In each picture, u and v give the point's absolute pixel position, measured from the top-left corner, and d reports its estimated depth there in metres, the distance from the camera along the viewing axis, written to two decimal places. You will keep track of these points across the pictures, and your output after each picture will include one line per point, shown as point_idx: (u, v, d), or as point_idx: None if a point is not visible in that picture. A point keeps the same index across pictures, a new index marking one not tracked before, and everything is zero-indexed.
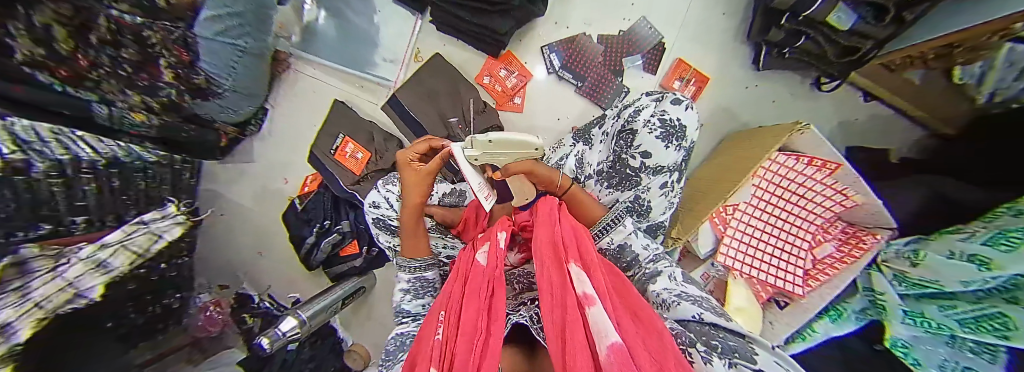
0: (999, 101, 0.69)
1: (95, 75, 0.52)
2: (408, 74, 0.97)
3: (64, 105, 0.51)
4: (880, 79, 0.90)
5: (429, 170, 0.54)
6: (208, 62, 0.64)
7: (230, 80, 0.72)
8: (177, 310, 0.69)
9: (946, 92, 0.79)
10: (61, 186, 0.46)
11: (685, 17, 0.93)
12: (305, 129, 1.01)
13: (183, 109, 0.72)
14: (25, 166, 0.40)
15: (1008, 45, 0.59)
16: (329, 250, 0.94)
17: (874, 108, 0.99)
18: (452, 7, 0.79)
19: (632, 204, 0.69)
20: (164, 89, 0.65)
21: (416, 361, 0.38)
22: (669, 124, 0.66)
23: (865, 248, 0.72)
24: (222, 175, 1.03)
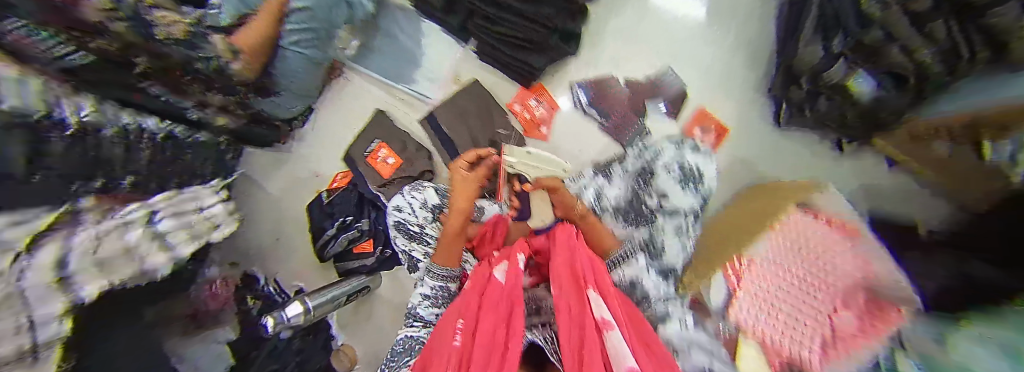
0: None
1: (189, 81, 0.60)
2: (446, 94, 1.05)
3: (162, 111, 0.60)
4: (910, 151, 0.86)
5: (472, 177, 0.70)
6: (280, 67, 0.77)
7: (290, 81, 0.83)
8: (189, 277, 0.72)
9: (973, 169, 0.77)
10: (123, 148, 0.51)
11: (709, 70, 0.99)
12: (344, 131, 1.08)
13: (251, 106, 0.80)
14: (95, 128, 0.46)
15: None
16: (345, 244, 0.98)
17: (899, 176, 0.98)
18: (493, 41, 0.88)
19: (646, 242, 0.68)
20: (238, 88, 0.71)
21: (430, 365, 0.39)
22: (687, 169, 0.75)
23: (893, 319, 0.63)
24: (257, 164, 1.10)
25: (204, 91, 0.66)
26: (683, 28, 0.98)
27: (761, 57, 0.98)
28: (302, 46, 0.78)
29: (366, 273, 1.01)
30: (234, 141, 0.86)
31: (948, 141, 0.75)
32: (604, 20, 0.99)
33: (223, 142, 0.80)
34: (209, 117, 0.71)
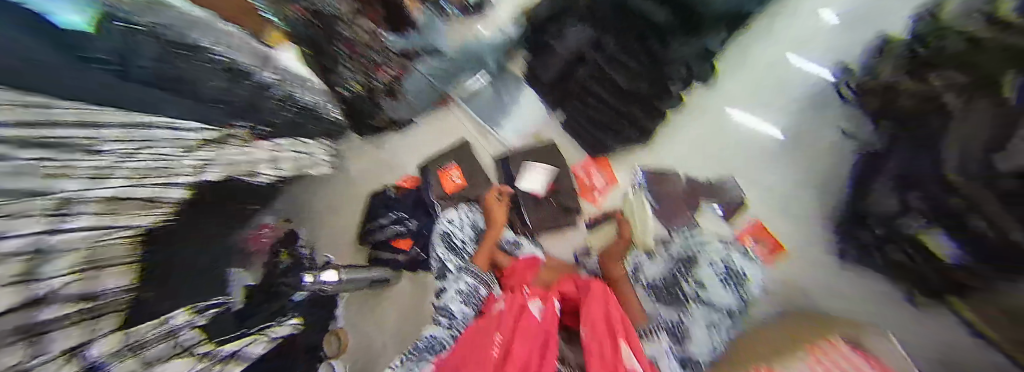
0: None
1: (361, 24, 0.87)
2: (522, 145, 1.23)
3: (326, 57, 0.90)
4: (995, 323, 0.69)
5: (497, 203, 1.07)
6: (411, 82, 1.12)
7: (411, 96, 1.16)
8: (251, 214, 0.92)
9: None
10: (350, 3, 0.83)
11: (770, 193, 1.02)
12: (431, 146, 1.29)
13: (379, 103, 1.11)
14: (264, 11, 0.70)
15: None
16: (388, 235, 1.08)
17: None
18: (582, 121, 1.06)
19: (674, 328, 0.80)
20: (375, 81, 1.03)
21: (470, 362, 0.57)
22: (733, 275, 0.88)
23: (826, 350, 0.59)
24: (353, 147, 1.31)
25: (359, 70, 0.97)
26: (746, 157, 1.05)
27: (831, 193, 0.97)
28: (433, 78, 1.14)
29: (391, 268, 1.10)
30: (342, 111, 1.11)
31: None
32: (677, 125, 1.08)
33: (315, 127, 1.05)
34: (344, 81, 0.98)
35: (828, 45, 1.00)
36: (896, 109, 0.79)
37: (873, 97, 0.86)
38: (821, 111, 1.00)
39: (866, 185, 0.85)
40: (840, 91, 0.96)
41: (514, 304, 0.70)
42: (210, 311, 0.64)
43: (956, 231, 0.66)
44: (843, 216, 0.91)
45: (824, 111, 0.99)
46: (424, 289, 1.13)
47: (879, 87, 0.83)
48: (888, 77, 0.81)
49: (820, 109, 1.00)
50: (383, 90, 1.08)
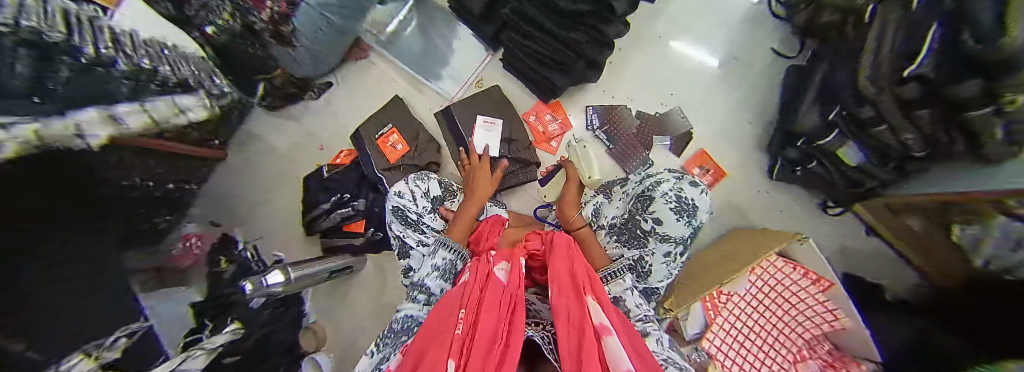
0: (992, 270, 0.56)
1: None
2: (466, 94, 1.10)
3: None
4: (884, 218, 0.83)
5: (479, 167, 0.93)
6: (298, 18, 0.79)
7: (309, 39, 0.88)
8: (164, 229, 0.78)
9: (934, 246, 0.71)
10: None
11: (718, 113, 1.01)
12: (363, 111, 1.15)
13: (270, 51, 0.86)
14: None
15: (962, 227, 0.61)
16: (336, 221, 1.00)
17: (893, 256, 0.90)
18: (525, 57, 0.94)
19: (634, 264, 0.73)
20: (254, 19, 0.76)
21: (428, 349, 0.45)
22: (685, 201, 0.74)
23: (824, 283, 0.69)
24: (280, 124, 1.16)
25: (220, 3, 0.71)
26: (690, 83, 1.02)
27: (767, 110, 0.99)
28: (329, 12, 0.84)
29: (351, 253, 1.05)
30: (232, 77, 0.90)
31: (919, 216, 0.71)
32: (628, 55, 1.05)
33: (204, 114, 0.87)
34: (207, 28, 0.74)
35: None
36: (822, 24, 0.81)
37: (800, 12, 0.87)
38: (756, 28, 1.00)
39: (796, 97, 0.87)
40: (773, 10, 0.98)
41: (479, 272, 0.60)
42: (117, 343, 0.48)
43: (865, 141, 0.71)
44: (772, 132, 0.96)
45: (759, 29, 1.00)
46: (388, 270, 1.13)
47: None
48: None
49: (755, 27, 1.00)
50: (269, 32, 0.80)
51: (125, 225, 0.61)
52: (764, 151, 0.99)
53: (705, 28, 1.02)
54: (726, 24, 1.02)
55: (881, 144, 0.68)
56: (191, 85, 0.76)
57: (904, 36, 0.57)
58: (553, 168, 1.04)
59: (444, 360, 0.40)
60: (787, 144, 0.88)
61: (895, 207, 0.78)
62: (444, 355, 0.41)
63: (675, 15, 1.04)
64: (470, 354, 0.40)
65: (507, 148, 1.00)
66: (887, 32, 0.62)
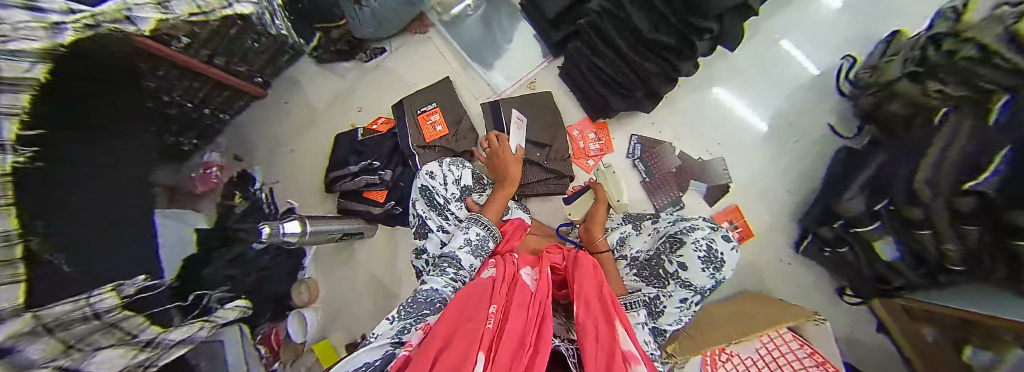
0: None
1: None
2: (516, 92, 1.10)
3: None
4: (901, 321, 0.83)
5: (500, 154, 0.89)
6: None
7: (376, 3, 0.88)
8: (185, 152, 0.78)
9: (937, 358, 0.72)
10: None
11: (759, 174, 1.01)
12: (409, 83, 1.14)
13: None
14: None
15: (973, 350, 0.63)
16: (359, 185, 0.99)
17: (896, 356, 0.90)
18: (586, 71, 0.94)
19: (650, 300, 0.71)
20: None
21: (452, 335, 0.40)
22: (715, 253, 0.75)
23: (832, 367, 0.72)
24: (323, 76, 1.16)
25: None
26: (738, 136, 1.02)
27: (808, 183, 0.99)
28: None
29: (364, 220, 1.03)
30: (291, 10, 0.88)
31: (936, 328, 0.72)
32: (683, 94, 1.05)
33: (257, 48, 0.86)
34: None
35: (834, 39, 1.00)
36: (891, 113, 0.81)
37: (870, 95, 0.87)
38: (819, 99, 1.00)
39: (846, 180, 0.87)
40: (840, 86, 0.98)
41: (506, 271, 0.57)
42: (138, 281, 0.49)
43: (904, 241, 0.72)
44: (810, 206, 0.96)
45: (820, 100, 1.00)
46: (397, 245, 1.12)
47: (883, 82, 0.82)
48: (895, 74, 0.78)
49: (819, 99, 1.00)
50: None
51: (150, 142, 0.59)
52: (797, 222, 0.99)
53: (765, 87, 1.02)
54: (787, 89, 1.01)
55: (920, 248, 0.69)
56: (257, 22, 0.74)
57: (975, 148, 0.58)
58: (583, 187, 1.05)
59: (473, 350, 0.35)
60: (823, 223, 0.90)
61: (921, 312, 0.77)
62: (467, 344, 0.36)
63: (740, 66, 1.03)
64: (499, 350, 0.35)
65: (543, 155, 0.99)
66: (956, 140, 0.62)
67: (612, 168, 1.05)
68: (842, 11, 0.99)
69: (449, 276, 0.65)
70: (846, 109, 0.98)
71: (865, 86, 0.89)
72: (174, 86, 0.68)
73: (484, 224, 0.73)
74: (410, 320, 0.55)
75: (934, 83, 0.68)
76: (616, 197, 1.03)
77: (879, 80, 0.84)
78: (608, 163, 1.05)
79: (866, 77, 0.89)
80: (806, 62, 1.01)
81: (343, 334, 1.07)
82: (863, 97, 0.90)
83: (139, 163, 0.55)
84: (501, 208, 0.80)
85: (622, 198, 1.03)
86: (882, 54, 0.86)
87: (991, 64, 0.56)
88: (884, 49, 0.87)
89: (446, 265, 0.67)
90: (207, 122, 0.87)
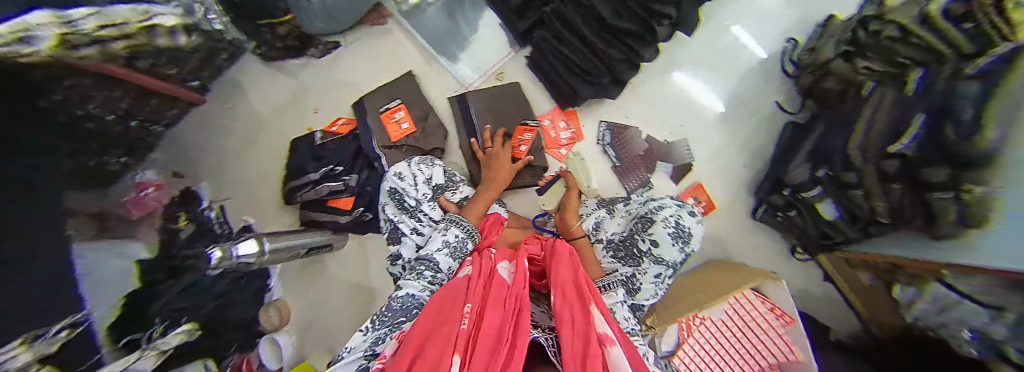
0: (920, 325, 0.72)
1: None
2: (484, 85, 1.07)
3: None
4: (841, 270, 0.97)
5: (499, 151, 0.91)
6: None
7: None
8: (112, 172, 0.68)
9: (883, 302, 0.84)
10: None
11: (717, 152, 1.08)
12: (368, 80, 1.07)
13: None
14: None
15: (898, 289, 0.77)
16: (322, 193, 0.92)
17: (839, 304, 1.02)
18: (553, 60, 0.94)
19: (625, 279, 0.73)
20: None
21: (426, 340, 0.39)
22: (682, 229, 0.79)
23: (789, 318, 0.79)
24: (270, 78, 1.07)
25: None
26: (697, 117, 1.08)
27: (761, 157, 1.07)
28: None
29: (331, 230, 0.97)
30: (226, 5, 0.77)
31: (871, 274, 0.86)
32: (645, 79, 1.09)
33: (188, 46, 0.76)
34: None
35: (779, 23, 1.07)
36: (825, 89, 0.90)
37: (809, 74, 0.95)
38: (767, 79, 1.08)
39: (793, 151, 0.96)
40: (784, 66, 1.06)
41: (482, 267, 0.57)
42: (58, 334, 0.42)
43: (841, 201, 0.81)
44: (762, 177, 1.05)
45: (768, 80, 1.08)
46: (372, 251, 1.07)
47: (818, 63, 0.90)
48: (830, 54, 0.86)
49: (766, 78, 1.08)
50: None
51: (60, 167, 0.50)
52: (751, 193, 1.07)
53: (720, 69, 1.08)
54: (739, 70, 1.08)
55: (855, 207, 0.78)
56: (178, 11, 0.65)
57: (898, 116, 0.65)
58: (553, 176, 1.06)
59: (448, 354, 0.35)
60: (774, 191, 0.98)
61: (868, 263, 0.86)
62: (441, 349, 0.35)
63: (697, 50, 1.08)
64: (474, 350, 0.35)
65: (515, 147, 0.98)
66: (882, 109, 0.70)
67: (582, 155, 1.08)
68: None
69: (427, 280, 0.63)
70: (791, 88, 1.07)
71: (805, 66, 0.97)
72: (90, 97, 0.58)
73: (461, 225, 0.70)
74: (385, 330, 0.55)
75: (862, 60, 0.76)
76: (586, 184, 1.05)
77: (815, 61, 0.92)
78: (579, 151, 1.07)
79: (806, 57, 0.97)
80: (754, 44, 1.08)
81: (322, 350, 1.02)
82: (803, 76, 0.98)
83: (52, 192, 0.47)
84: (482, 209, 0.78)
85: (591, 185, 1.05)
86: (818, 37, 0.95)
87: (910, 42, 0.64)
88: (819, 33, 0.96)
89: (422, 269, 0.64)
90: (135, 136, 0.76)
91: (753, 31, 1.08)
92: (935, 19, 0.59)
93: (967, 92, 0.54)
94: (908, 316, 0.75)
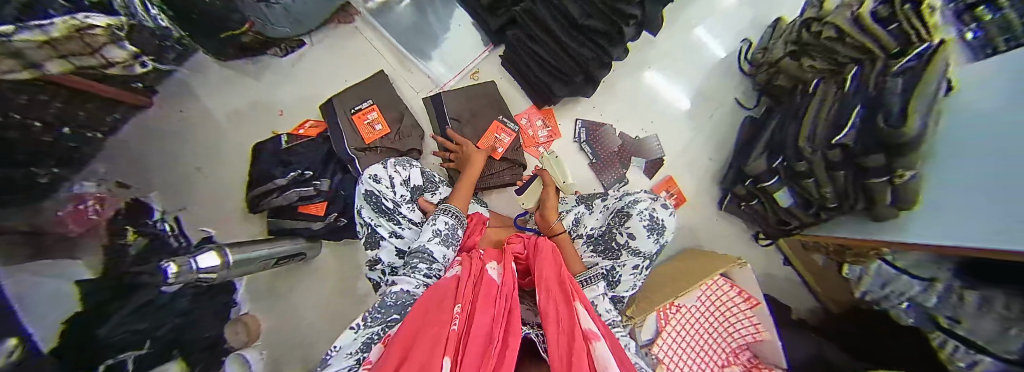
0: (871, 301, 0.79)
1: None
2: (459, 84, 1.06)
3: None
4: (799, 253, 1.06)
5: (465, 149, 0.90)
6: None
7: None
8: (50, 183, 0.62)
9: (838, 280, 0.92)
10: None
11: (684, 146, 1.13)
12: (337, 81, 1.03)
13: (236, 7, 0.71)
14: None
15: (848, 267, 0.85)
16: (291, 200, 0.87)
17: (797, 285, 1.11)
18: (528, 60, 0.95)
19: (606, 272, 0.77)
20: None
21: (414, 342, 0.38)
22: (656, 222, 0.82)
23: (755, 302, 0.84)
24: (228, 82, 1.00)
25: None
26: (666, 114, 1.13)
27: (724, 150, 1.14)
28: None
29: (305, 238, 0.93)
30: (176, 18, 0.72)
31: (825, 254, 0.95)
32: (616, 77, 1.12)
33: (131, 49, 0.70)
34: None
35: (738, 23, 1.14)
36: (778, 86, 0.97)
37: (762, 73, 1.02)
38: (727, 77, 1.14)
39: (752, 144, 1.03)
40: (742, 66, 1.13)
41: (471, 268, 0.56)
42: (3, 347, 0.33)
43: (796, 190, 0.87)
44: (727, 169, 1.11)
45: (727, 78, 1.14)
46: (351, 258, 1.04)
47: (771, 61, 0.97)
48: (780, 54, 0.93)
49: (726, 76, 1.14)
50: None
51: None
52: (717, 185, 1.14)
53: (684, 68, 1.14)
54: (701, 69, 1.14)
55: (808, 195, 0.85)
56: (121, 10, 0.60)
57: (839, 111, 0.72)
58: (532, 175, 1.07)
59: (437, 354, 0.34)
60: (737, 182, 1.05)
61: (818, 243, 0.96)
62: (429, 350, 0.34)
63: (666, 48, 1.13)
64: (465, 352, 0.34)
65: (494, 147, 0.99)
66: (826, 104, 0.77)
67: (552, 153, 1.09)
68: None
69: (422, 274, 0.61)
70: (748, 86, 1.14)
71: (759, 65, 1.04)
72: (14, 103, 0.51)
73: (449, 213, 0.71)
74: (378, 328, 0.54)
75: (808, 60, 0.83)
76: (561, 179, 1.05)
77: (767, 59, 0.99)
78: (549, 150, 1.09)
79: (760, 57, 1.04)
80: (714, 44, 1.14)
81: (299, 364, 0.97)
82: (757, 74, 1.05)
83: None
84: (466, 195, 0.79)
85: (567, 178, 1.05)
86: (770, 37, 1.02)
87: (847, 42, 0.72)
88: (770, 35, 1.03)
89: (417, 262, 0.62)
90: (73, 145, 0.69)
91: (712, 31, 1.14)
92: (863, 22, 0.69)
93: (893, 87, 0.60)
94: (858, 293, 0.82)
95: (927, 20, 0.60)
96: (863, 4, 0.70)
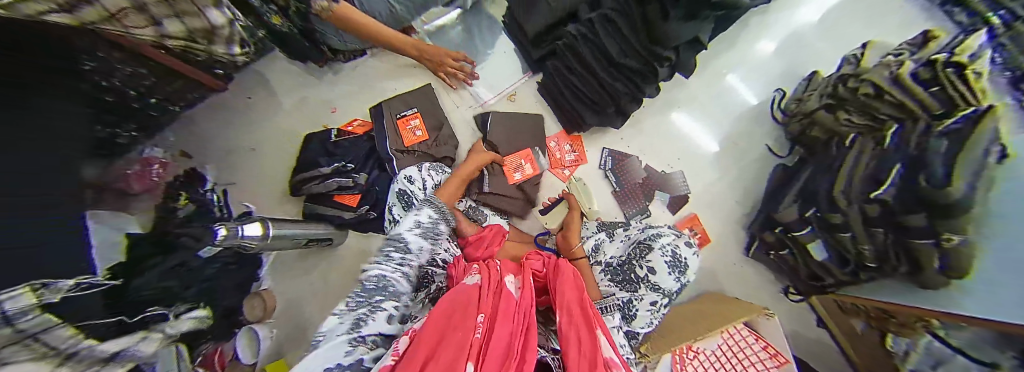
0: None
1: None
2: (497, 103, 1.14)
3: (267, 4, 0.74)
4: (834, 314, 0.97)
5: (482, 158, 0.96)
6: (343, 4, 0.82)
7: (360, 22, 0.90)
8: (119, 146, 0.70)
9: (875, 352, 0.84)
10: None
11: (709, 185, 1.13)
12: (388, 88, 1.14)
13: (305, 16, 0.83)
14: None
15: (892, 342, 0.76)
16: (329, 188, 0.94)
17: (831, 352, 1.01)
18: (565, 87, 1.00)
19: (624, 304, 0.74)
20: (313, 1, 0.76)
21: (434, 341, 0.39)
22: (678, 259, 0.80)
23: (783, 359, 0.78)
24: (293, 79, 1.13)
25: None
26: (694, 153, 1.14)
27: (754, 195, 1.12)
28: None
29: (335, 225, 0.97)
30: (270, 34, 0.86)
31: (864, 320, 0.86)
32: (646, 113, 1.16)
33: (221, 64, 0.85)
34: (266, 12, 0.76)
35: (769, 73, 1.17)
36: (812, 137, 0.97)
37: (796, 122, 1.02)
38: (758, 124, 1.15)
39: (782, 192, 1.01)
40: (774, 113, 1.14)
41: (491, 278, 0.54)
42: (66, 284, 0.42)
43: (830, 243, 0.84)
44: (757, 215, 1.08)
45: (758, 125, 1.15)
46: (370, 250, 1.06)
47: (804, 112, 0.98)
48: (815, 105, 0.94)
49: (757, 123, 1.15)
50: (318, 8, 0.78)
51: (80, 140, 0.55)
52: (744, 229, 1.11)
53: (715, 111, 1.17)
54: (733, 114, 1.16)
55: (843, 251, 0.81)
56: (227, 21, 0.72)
57: (876, 166, 0.71)
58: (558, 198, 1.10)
59: (460, 359, 0.34)
60: (765, 228, 1.02)
61: (856, 306, 0.88)
62: (453, 353, 0.35)
63: (695, 92, 1.17)
64: (487, 359, 0.35)
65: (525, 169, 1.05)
66: (862, 158, 0.76)
67: (579, 178, 1.12)
68: (775, 52, 1.17)
69: (396, 262, 0.57)
70: (780, 133, 1.14)
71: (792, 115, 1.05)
72: (116, 70, 0.62)
73: (434, 205, 0.68)
74: (364, 309, 0.48)
75: (845, 114, 0.84)
76: (587, 205, 1.08)
77: (802, 109, 1.00)
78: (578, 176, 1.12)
79: (794, 107, 1.06)
80: (745, 92, 1.17)
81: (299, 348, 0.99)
82: (791, 123, 1.05)
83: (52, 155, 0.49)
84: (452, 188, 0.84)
85: (592, 205, 1.09)
86: (805, 89, 1.04)
87: (885, 99, 0.73)
88: (803, 88, 1.05)
89: (391, 251, 0.59)
90: (152, 114, 0.79)
91: (745, 79, 1.17)
92: (904, 82, 0.70)
93: (936, 148, 0.60)
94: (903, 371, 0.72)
95: (973, 85, 0.60)
96: (903, 65, 0.71)
